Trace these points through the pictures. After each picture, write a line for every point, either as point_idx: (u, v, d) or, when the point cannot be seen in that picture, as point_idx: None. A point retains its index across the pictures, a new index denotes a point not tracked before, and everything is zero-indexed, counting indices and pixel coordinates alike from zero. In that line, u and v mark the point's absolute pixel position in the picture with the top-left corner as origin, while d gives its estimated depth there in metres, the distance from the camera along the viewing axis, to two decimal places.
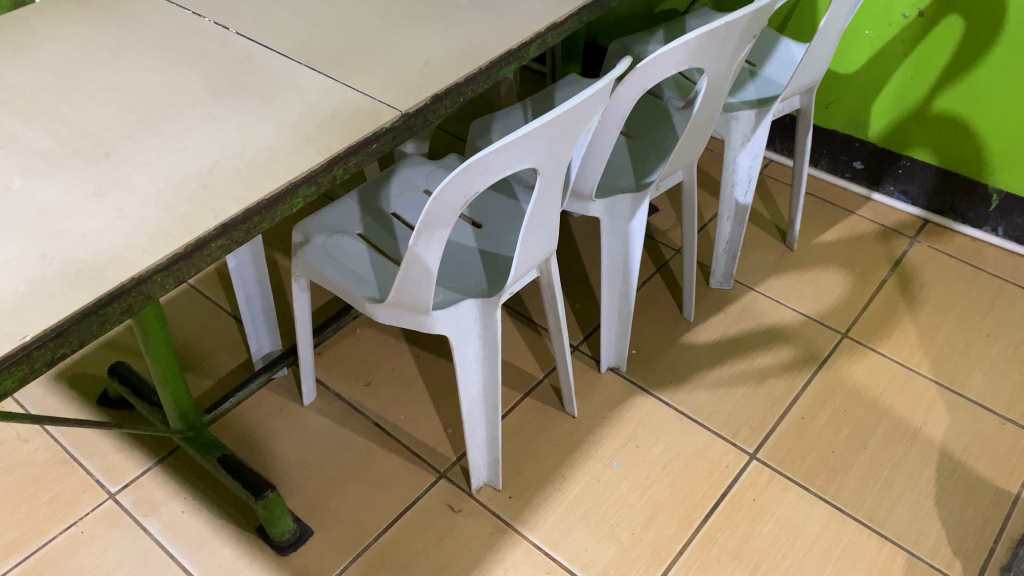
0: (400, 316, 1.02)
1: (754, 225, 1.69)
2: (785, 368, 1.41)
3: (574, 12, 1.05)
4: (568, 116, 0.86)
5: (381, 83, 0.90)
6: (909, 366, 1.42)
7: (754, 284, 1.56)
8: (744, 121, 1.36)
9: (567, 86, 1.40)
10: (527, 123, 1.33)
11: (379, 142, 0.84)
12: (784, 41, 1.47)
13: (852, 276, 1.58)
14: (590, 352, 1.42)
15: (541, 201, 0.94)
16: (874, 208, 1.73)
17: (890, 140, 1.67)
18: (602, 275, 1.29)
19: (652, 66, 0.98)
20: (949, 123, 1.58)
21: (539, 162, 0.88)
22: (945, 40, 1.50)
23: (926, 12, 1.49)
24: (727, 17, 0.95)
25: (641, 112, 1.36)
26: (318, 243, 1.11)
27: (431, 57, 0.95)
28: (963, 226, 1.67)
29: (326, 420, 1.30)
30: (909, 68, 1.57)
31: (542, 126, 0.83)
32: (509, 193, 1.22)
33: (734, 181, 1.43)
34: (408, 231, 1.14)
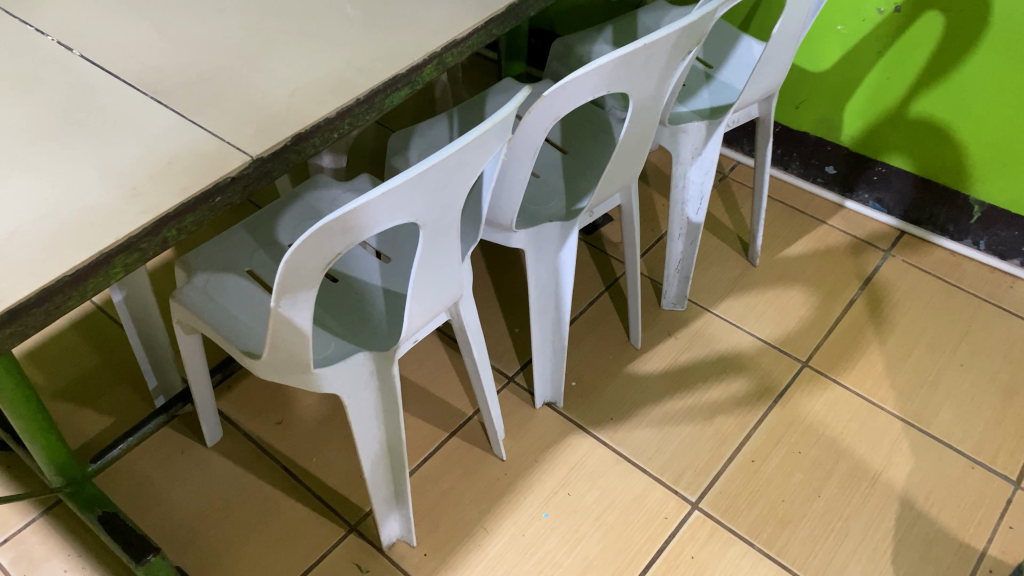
0: (282, 374, 0.90)
1: (715, 236, 1.56)
2: (738, 402, 1.30)
3: (481, 25, 0.91)
4: (449, 166, 0.74)
5: (235, 120, 0.78)
6: (874, 401, 1.31)
7: (710, 305, 1.44)
8: (694, 133, 1.24)
9: (500, 93, 1.28)
10: (451, 138, 1.22)
11: (223, 194, 0.73)
12: (745, 40, 1.34)
13: (818, 296, 1.46)
14: (526, 384, 1.31)
15: (428, 250, 0.82)
16: (847, 217, 1.60)
17: (865, 145, 1.53)
18: (531, 306, 1.17)
19: (563, 94, 0.85)
20: (928, 129, 1.44)
21: (419, 215, 0.77)
22: (924, 38, 1.36)
23: (902, 7, 1.35)
24: (646, 39, 0.81)
25: (579, 123, 1.24)
26: (200, 283, 1.00)
27: (304, 83, 0.83)
28: (942, 238, 1.54)
29: (231, 464, 1.19)
30: (885, 67, 1.43)
31: (414, 179, 0.71)
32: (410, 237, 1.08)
33: (684, 198, 1.31)
34: None
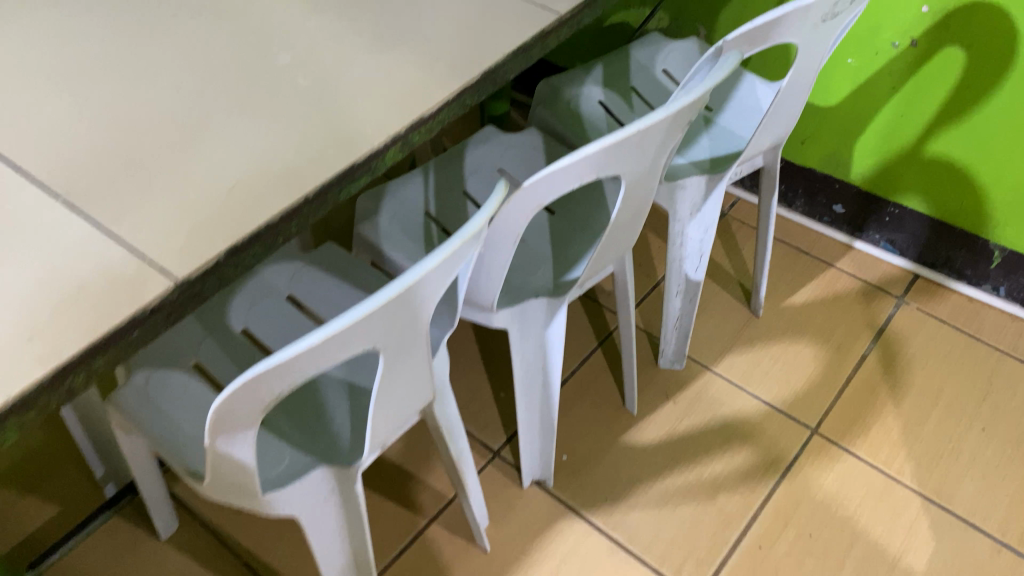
0: (227, 498, 0.79)
1: (715, 282, 1.45)
2: (743, 477, 1.19)
3: (453, 97, 0.80)
4: (414, 291, 0.62)
5: (160, 227, 0.66)
6: (890, 473, 1.20)
7: (711, 362, 1.33)
8: (692, 189, 1.13)
9: (480, 143, 1.17)
10: (427, 196, 1.10)
11: (143, 327, 0.61)
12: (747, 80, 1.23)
13: (827, 350, 1.35)
14: (512, 460, 1.20)
15: (390, 371, 0.70)
16: (856, 258, 1.49)
17: (876, 185, 1.42)
18: (517, 387, 1.06)
19: (545, 182, 0.74)
20: (945, 169, 1.33)
21: (380, 342, 0.65)
22: (942, 74, 1.25)
23: (920, 41, 1.24)
24: (640, 123, 0.71)
25: None
26: (139, 382, 0.89)
27: (244, 175, 0.71)
28: (959, 283, 1.43)
29: (188, 561, 1.08)
30: (899, 104, 1.32)
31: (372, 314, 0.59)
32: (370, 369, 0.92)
33: (682, 256, 1.20)
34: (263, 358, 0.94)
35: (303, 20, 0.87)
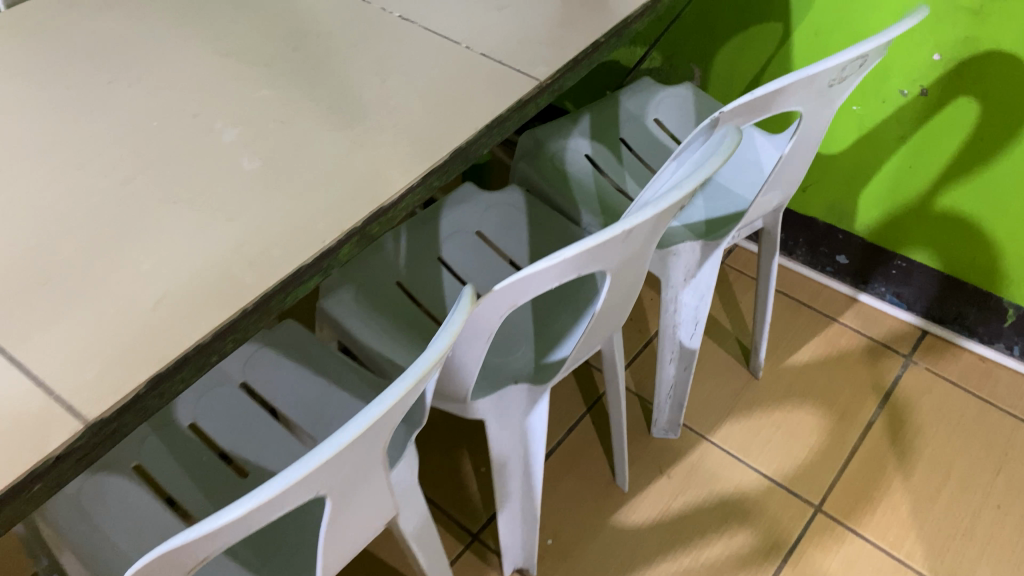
0: None
1: (712, 340, 1.37)
2: (742, 562, 1.10)
3: (419, 181, 0.71)
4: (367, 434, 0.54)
5: (73, 351, 0.57)
6: (900, 557, 1.11)
7: (708, 431, 1.25)
8: (686, 255, 1.05)
9: (458, 203, 1.08)
10: (399, 264, 1.01)
11: (45, 479, 0.52)
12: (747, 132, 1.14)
13: (830, 417, 1.27)
14: (493, 544, 1.11)
15: (341, 508, 0.61)
16: (861, 313, 1.41)
17: (882, 236, 1.34)
18: (496, 476, 0.97)
19: (517, 286, 0.66)
20: (957, 223, 1.25)
21: (324, 487, 0.56)
22: (953, 126, 1.17)
23: (930, 90, 1.15)
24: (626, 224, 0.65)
25: (550, 245, 1.04)
26: (72, 489, 0.80)
27: (175, 281, 0.62)
28: (970, 341, 1.35)
29: None
30: (907, 154, 1.23)
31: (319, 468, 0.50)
32: (308, 538, 0.77)
33: (676, 323, 1.11)
34: (214, 455, 0.85)
35: (252, 88, 0.78)
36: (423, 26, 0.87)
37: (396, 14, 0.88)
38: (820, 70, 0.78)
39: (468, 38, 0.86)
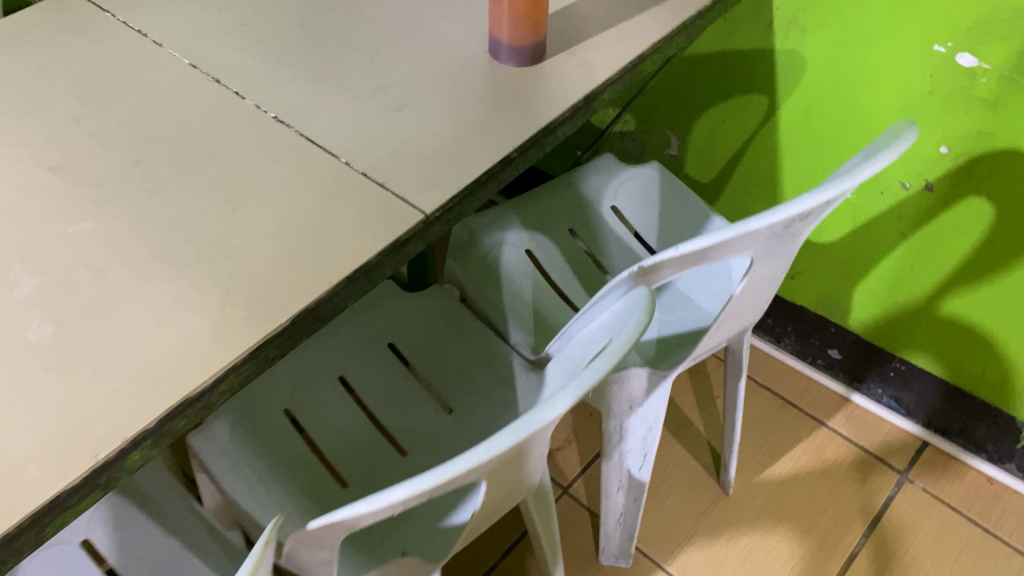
0: None
1: (680, 444, 1.21)
2: None
3: (246, 358, 0.57)
4: None
5: None
6: None
7: (665, 559, 1.09)
8: (628, 386, 0.89)
9: (374, 306, 0.93)
10: (294, 386, 0.87)
11: None
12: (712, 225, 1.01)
13: (808, 546, 1.10)
14: None
15: None
16: (853, 417, 1.25)
17: (880, 335, 1.17)
18: None
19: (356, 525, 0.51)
20: (964, 331, 1.08)
21: None
22: (963, 227, 0.99)
23: (936, 186, 0.98)
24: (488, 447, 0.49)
25: (471, 365, 0.90)
26: None
27: None
28: (977, 458, 1.18)
29: None
30: (908, 251, 1.06)
31: None
32: None
33: (621, 452, 0.96)
34: None
35: (70, 219, 0.64)
36: (299, 131, 0.72)
37: (271, 112, 0.74)
38: (766, 222, 0.62)
39: (350, 149, 0.71)
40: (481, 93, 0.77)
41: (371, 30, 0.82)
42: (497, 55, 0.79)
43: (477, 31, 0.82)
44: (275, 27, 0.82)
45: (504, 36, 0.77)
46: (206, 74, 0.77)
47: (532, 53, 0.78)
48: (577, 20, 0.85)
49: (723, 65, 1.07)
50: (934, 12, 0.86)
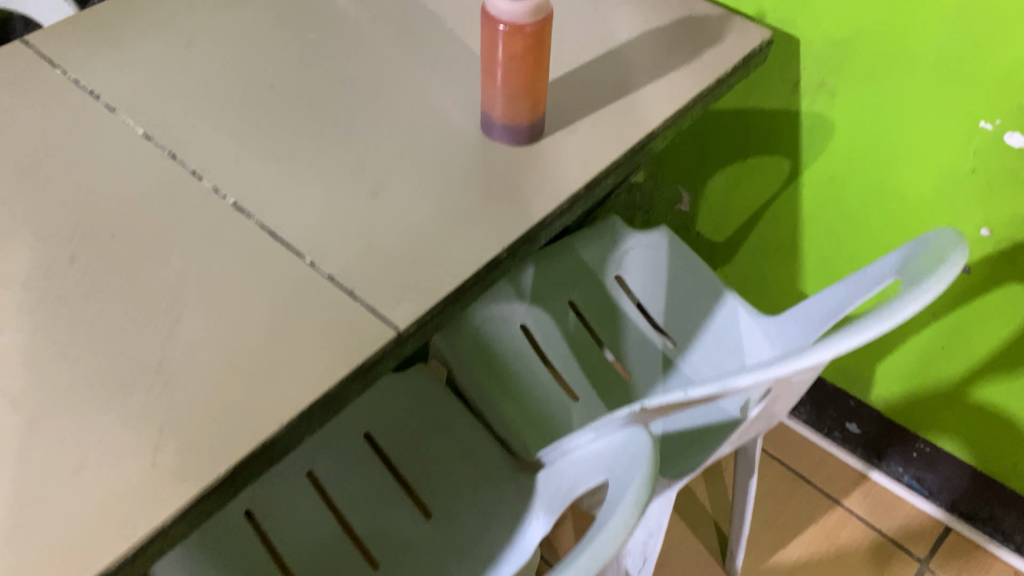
0: None
1: (683, 522, 1.13)
2: None
3: (178, 517, 0.49)
4: None
5: None
6: None
7: None
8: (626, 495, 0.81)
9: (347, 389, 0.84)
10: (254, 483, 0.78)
11: None
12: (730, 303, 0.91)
13: None
14: None
15: None
16: (871, 496, 1.16)
17: (904, 413, 1.08)
18: None
19: None
20: (998, 418, 0.99)
21: None
22: (1002, 313, 0.90)
23: (973, 268, 0.89)
24: None
25: (456, 463, 0.81)
26: None
27: None
28: (1005, 548, 1.09)
29: None
30: (939, 332, 0.97)
31: None
32: None
33: None
34: None
35: None
36: (261, 222, 0.64)
37: (230, 198, 0.65)
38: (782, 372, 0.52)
39: (317, 246, 0.62)
40: (469, 177, 0.68)
41: (350, 96, 0.73)
42: (490, 133, 0.70)
43: (469, 100, 0.74)
44: (244, 90, 0.74)
45: (498, 112, 0.68)
46: (162, 147, 0.69)
47: (529, 131, 0.69)
48: (582, 90, 0.76)
49: (742, 123, 0.98)
50: (979, 87, 0.77)
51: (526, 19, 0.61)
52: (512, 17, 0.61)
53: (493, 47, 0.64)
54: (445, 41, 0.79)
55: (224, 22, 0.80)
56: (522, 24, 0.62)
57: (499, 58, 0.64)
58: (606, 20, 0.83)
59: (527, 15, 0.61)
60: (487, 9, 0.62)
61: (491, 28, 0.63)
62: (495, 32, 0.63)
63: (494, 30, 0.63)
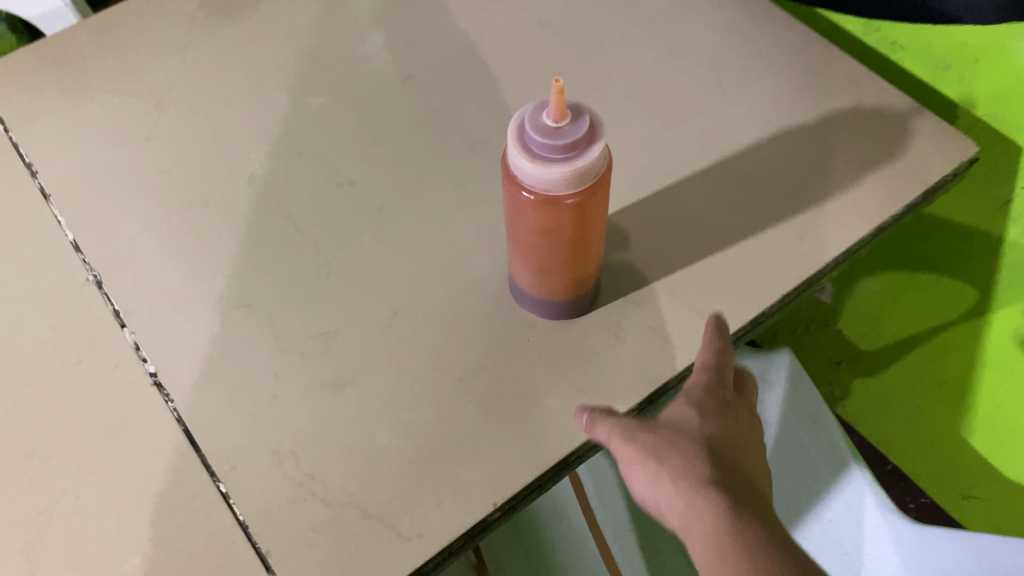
0: None
1: None
2: None
3: None
4: None
5: None
6: None
7: None
8: None
9: None
10: None
11: None
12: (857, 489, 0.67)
13: None
14: None
15: None
16: None
17: None
18: None
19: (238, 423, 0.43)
20: None
21: None
22: None
23: None
24: None
25: None
26: None
27: None
28: None
29: None
30: None
31: None
32: None
33: None
34: None
35: None
36: (178, 412, 0.46)
37: (150, 364, 0.48)
38: None
39: (240, 467, 0.45)
40: (472, 369, 0.48)
41: (345, 209, 0.54)
42: (517, 298, 0.50)
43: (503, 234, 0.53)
44: (213, 182, 0.55)
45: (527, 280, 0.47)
46: (88, 266, 0.52)
47: (570, 305, 0.48)
48: (668, 227, 0.53)
49: (907, 237, 0.71)
50: None
51: (563, 191, 0.39)
52: (541, 186, 0.39)
53: (515, 211, 0.42)
54: (490, 128, 0.58)
55: (214, 65, 0.61)
56: (556, 194, 0.39)
57: (525, 226, 0.42)
58: (730, 107, 0.58)
59: (562, 186, 0.38)
60: (507, 163, 0.40)
61: (512, 191, 0.41)
62: (518, 195, 0.41)
63: (516, 192, 0.41)
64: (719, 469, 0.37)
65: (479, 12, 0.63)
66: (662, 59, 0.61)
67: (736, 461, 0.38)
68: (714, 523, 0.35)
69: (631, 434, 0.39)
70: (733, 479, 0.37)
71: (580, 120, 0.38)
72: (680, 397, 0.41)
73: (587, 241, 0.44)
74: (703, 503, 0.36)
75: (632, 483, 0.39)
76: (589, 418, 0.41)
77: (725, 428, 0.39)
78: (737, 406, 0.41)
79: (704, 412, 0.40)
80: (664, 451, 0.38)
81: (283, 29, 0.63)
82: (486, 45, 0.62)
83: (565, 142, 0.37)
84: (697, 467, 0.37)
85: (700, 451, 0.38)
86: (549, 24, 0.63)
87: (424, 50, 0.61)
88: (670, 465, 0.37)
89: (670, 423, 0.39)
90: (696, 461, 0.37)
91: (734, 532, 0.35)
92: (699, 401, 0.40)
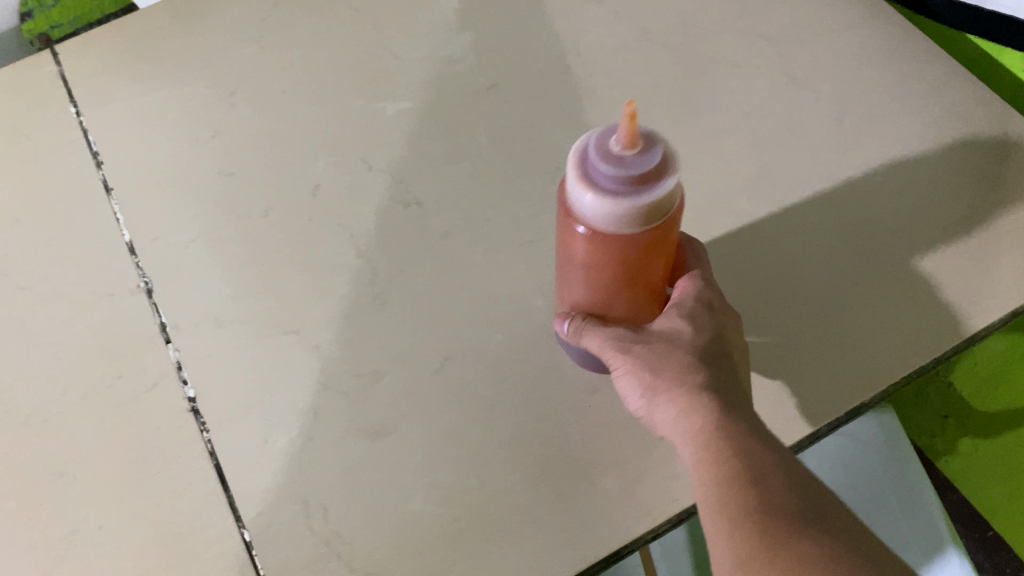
0: None
1: None
2: None
3: None
4: None
5: None
6: None
7: None
8: None
9: None
10: None
11: None
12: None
13: None
14: None
15: None
16: None
17: None
18: None
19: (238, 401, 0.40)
20: None
21: None
22: None
23: None
24: None
25: None
26: None
27: None
28: None
29: None
30: None
31: None
32: None
33: None
34: None
35: None
36: (212, 444, 0.44)
37: (190, 388, 0.46)
38: None
39: (267, 514, 0.42)
40: (523, 433, 0.43)
41: (408, 231, 0.50)
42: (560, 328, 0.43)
43: None
44: (275, 189, 0.52)
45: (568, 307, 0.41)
46: (140, 270, 0.50)
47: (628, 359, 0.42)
48: None
49: None
50: None
51: (608, 230, 0.31)
52: (583, 214, 0.32)
53: (564, 232, 0.35)
54: None
55: (292, 59, 0.57)
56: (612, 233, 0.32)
57: (567, 251, 0.36)
58: (851, 148, 0.51)
59: (611, 225, 0.31)
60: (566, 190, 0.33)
61: (568, 225, 0.34)
62: (565, 215, 0.34)
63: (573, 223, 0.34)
64: (713, 375, 0.36)
65: (578, 17, 0.58)
66: (778, 86, 0.54)
67: (729, 373, 0.37)
68: (706, 427, 0.34)
69: (625, 346, 0.38)
70: (726, 382, 0.36)
71: (651, 152, 0.30)
72: (670, 307, 0.39)
73: (637, 286, 0.37)
74: (696, 409, 0.35)
75: (626, 391, 0.38)
76: (573, 327, 0.40)
77: (717, 337, 0.38)
78: (727, 313, 0.40)
79: (697, 323, 0.38)
80: (657, 361, 0.37)
81: (368, 23, 0.59)
82: (582, 55, 0.56)
83: (620, 178, 0.29)
84: (688, 383, 0.36)
85: (691, 365, 0.37)
86: (654, 36, 0.57)
87: (514, 58, 0.56)
88: (663, 374, 0.37)
89: (660, 334, 0.38)
90: (691, 372, 0.36)
91: (723, 431, 0.34)
92: (688, 313, 0.39)
